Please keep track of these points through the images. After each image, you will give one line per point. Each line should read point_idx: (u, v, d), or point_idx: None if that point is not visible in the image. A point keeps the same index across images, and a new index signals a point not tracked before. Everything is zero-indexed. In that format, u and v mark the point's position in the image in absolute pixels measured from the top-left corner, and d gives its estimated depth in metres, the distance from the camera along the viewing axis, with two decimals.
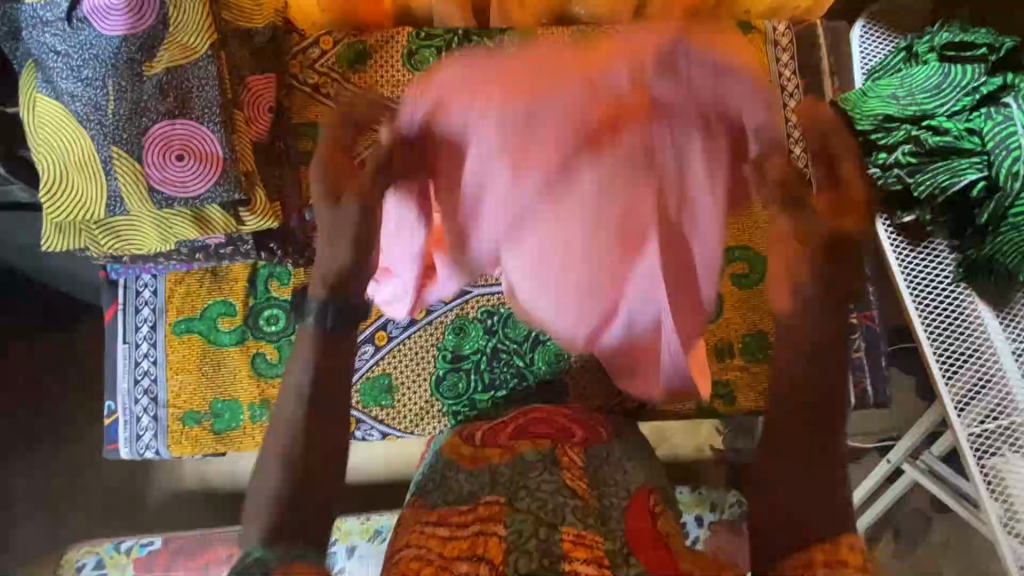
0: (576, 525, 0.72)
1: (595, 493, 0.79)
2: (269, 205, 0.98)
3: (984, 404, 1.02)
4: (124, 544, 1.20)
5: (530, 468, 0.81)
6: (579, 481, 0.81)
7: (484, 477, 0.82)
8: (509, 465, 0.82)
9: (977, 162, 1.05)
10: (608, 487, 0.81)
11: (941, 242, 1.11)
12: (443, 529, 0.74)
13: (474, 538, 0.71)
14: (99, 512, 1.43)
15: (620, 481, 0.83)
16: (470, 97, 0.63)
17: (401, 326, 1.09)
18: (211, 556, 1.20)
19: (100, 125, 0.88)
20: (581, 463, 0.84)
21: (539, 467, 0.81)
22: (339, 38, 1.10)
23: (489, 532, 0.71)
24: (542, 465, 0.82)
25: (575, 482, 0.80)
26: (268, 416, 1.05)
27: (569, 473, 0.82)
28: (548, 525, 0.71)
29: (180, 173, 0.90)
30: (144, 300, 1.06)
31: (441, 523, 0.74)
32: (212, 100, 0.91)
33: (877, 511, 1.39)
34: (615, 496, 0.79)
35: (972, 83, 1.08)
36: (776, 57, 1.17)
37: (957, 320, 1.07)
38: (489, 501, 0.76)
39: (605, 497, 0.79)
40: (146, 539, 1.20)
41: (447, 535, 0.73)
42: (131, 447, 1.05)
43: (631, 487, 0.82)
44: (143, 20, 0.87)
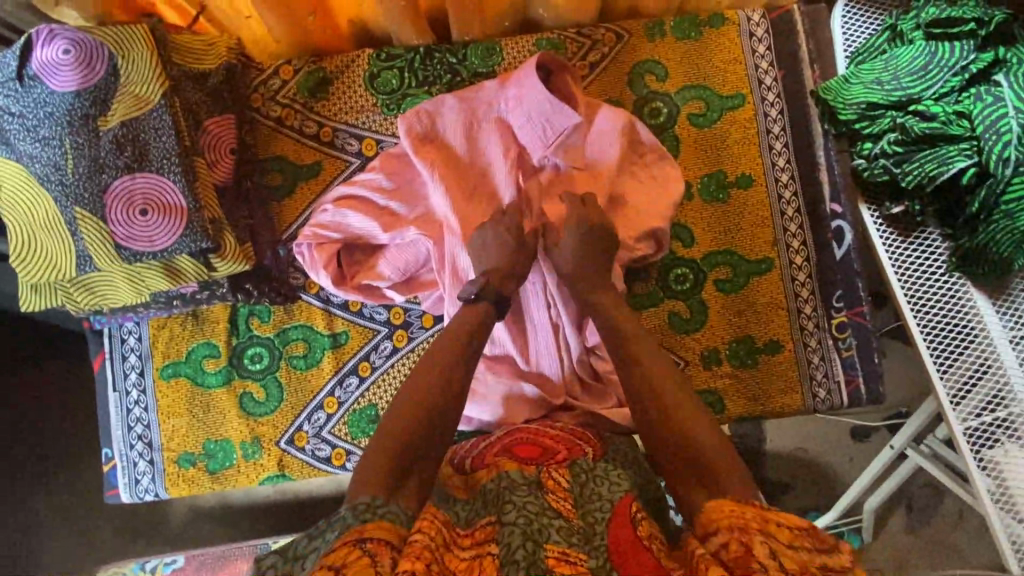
0: (561, 543, 0.71)
1: (578, 513, 0.78)
2: (239, 248, 0.97)
3: (982, 397, 1.00)
4: (149, 563, 1.26)
5: (515, 487, 0.79)
6: (563, 502, 0.79)
7: (476, 507, 0.82)
8: (495, 484, 0.82)
9: (966, 149, 1.00)
10: (592, 502, 0.79)
11: (933, 230, 1.06)
12: (443, 537, 0.73)
13: (472, 561, 0.71)
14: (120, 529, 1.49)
15: (605, 494, 0.80)
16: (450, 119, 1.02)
17: (384, 355, 1.08)
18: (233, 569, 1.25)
19: (62, 185, 0.87)
20: (567, 485, 0.82)
21: (524, 487, 0.80)
22: (299, 66, 1.08)
23: (485, 554, 0.72)
24: (527, 488, 0.79)
25: (559, 504, 0.79)
26: (259, 453, 1.07)
27: (553, 494, 0.80)
28: (535, 541, 0.71)
29: (146, 229, 0.89)
30: (130, 348, 1.07)
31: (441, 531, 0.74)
32: (170, 151, 0.90)
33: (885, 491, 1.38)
34: (598, 512, 0.77)
35: (960, 62, 1.01)
36: (752, 48, 1.13)
37: (951, 311, 1.04)
38: (481, 525, 0.76)
39: (589, 514, 0.77)
40: (169, 559, 1.26)
41: (446, 547, 0.73)
42: (130, 492, 1.07)
43: (614, 495, 0.80)
44: (93, 72, 0.87)
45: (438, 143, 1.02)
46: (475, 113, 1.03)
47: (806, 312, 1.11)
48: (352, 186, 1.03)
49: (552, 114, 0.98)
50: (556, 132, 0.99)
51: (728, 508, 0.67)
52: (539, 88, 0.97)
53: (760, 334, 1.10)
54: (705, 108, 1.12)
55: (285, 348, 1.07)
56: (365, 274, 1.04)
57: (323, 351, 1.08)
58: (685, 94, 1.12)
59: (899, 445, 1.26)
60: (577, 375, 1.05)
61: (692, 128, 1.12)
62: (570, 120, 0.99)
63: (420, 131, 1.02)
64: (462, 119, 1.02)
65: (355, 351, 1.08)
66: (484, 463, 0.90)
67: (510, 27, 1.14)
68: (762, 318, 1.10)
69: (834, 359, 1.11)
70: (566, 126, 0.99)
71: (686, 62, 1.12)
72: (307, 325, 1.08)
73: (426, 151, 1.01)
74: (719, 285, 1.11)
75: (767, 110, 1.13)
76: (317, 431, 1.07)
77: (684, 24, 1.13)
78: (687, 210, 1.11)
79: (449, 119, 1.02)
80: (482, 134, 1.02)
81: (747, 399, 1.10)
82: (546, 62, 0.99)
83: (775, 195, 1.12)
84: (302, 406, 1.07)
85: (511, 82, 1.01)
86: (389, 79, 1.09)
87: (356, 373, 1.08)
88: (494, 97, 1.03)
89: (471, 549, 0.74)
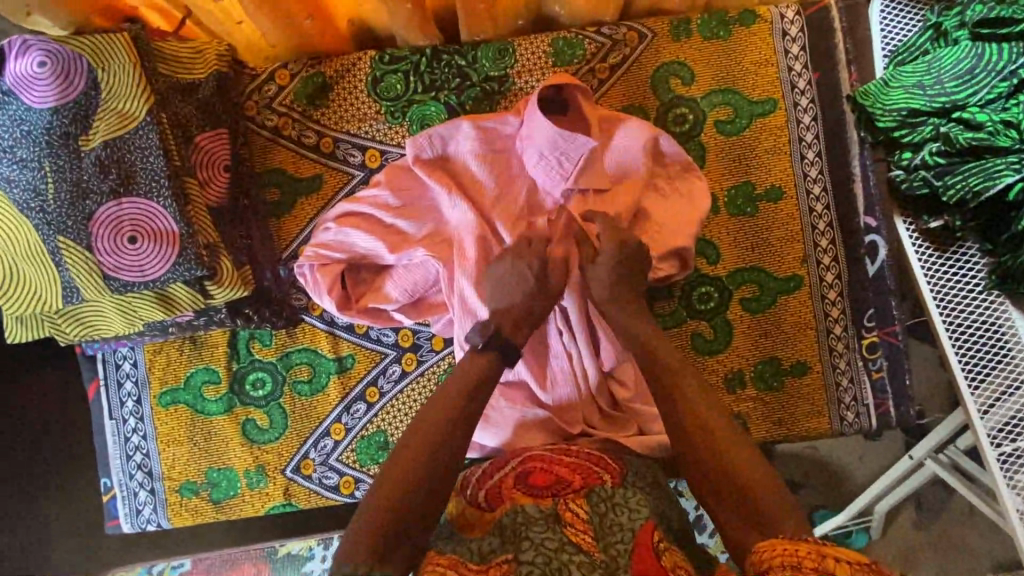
0: None
1: (600, 545, 0.72)
2: (237, 273, 0.91)
3: (1015, 419, 0.91)
4: (156, 568, 1.23)
5: (531, 520, 0.74)
6: (583, 534, 0.73)
7: (493, 540, 0.74)
8: (510, 516, 0.75)
9: (1014, 162, 0.91)
10: (613, 533, 0.73)
11: (972, 246, 0.98)
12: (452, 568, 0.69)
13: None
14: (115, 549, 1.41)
15: (625, 523, 0.74)
16: (460, 136, 0.96)
17: (391, 380, 1.02)
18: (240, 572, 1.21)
19: (43, 212, 0.81)
20: (586, 516, 0.74)
21: (541, 520, 0.74)
22: (296, 70, 0.99)
23: None
24: (543, 520, 0.74)
25: (580, 537, 0.72)
26: (264, 482, 1.03)
27: (572, 527, 0.73)
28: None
29: (135, 257, 0.83)
30: (126, 374, 1.02)
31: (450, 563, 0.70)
32: (159, 172, 0.83)
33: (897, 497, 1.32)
34: (621, 544, 0.72)
35: (1010, 66, 0.93)
36: (784, 48, 1.05)
37: (987, 331, 0.95)
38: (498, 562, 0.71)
39: (611, 546, 0.72)
40: (176, 563, 1.22)
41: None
42: (132, 522, 1.04)
43: (636, 523, 0.74)
44: (72, 85, 0.80)
45: (449, 169, 0.97)
46: (488, 137, 0.96)
47: (835, 332, 1.06)
48: (356, 203, 0.96)
49: (564, 145, 0.92)
50: (571, 161, 0.93)
51: (780, 546, 0.64)
52: (545, 122, 0.91)
53: (787, 355, 1.05)
54: (733, 114, 1.04)
55: (288, 373, 1.02)
56: (371, 297, 0.98)
57: (329, 376, 1.02)
58: (712, 99, 1.04)
59: (919, 455, 1.18)
60: (596, 399, 0.99)
61: (719, 135, 1.04)
62: (584, 147, 0.92)
63: (429, 157, 0.96)
64: (475, 143, 0.95)
65: (362, 375, 1.02)
66: (499, 496, 0.81)
67: (523, 24, 1.06)
68: (789, 339, 1.05)
69: (863, 380, 1.06)
70: (580, 154, 0.93)
71: (713, 64, 1.04)
72: (310, 348, 1.02)
73: (435, 178, 0.95)
74: (745, 303, 1.05)
75: (799, 116, 1.05)
76: (324, 459, 1.03)
77: (711, 22, 1.04)
78: (712, 225, 1.05)
79: (460, 145, 0.96)
80: (496, 161, 0.96)
81: (772, 422, 1.06)
82: (557, 86, 0.94)
83: (806, 208, 1.05)
84: (308, 433, 1.03)
85: (523, 113, 0.95)
86: (393, 84, 1.01)
87: (363, 399, 1.02)
88: (506, 121, 0.96)
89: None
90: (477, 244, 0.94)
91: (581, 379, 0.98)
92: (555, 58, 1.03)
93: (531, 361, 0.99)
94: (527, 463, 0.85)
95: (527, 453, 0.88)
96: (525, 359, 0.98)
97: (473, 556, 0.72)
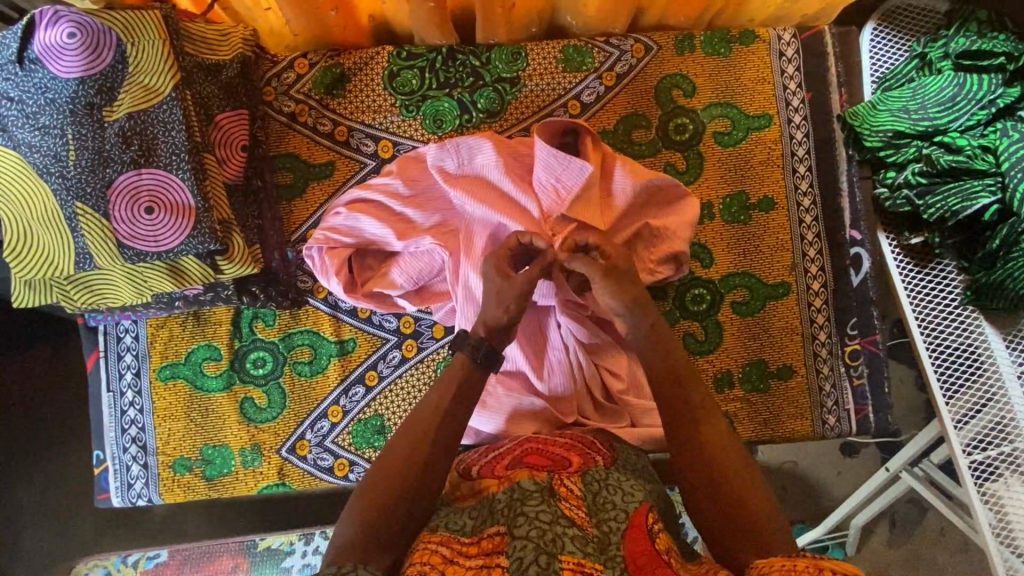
0: (577, 553, 0.68)
1: (593, 521, 0.74)
2: (248, 251, 0.94)
3: (984, 425, 0.96)
4: (132, 556, 1.19)
5: (527, 495, 0.74)
6: (577, 510, 0.75)
7: (484, 513, 0.77)
8: (506, 492, 0.77)
9: (991, 184, 0.98)
10: (606, 511, 0.76)
11: (949, 263, 1.04)
12: (446, 549, 0.71)
13: (479, 571, 0.68)
14: (86, 534, 1.37)
15: (618, 503, 0.77)
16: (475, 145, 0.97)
17: (391, 365, 1.04)
18: (218, 565, 1.19)
19: (63, 177, 0.83)
20: (580, 493, 0.77)
21: (536, 494, 0.74)
22: (315, 60, 1.03)
23: (493, 566, 0.69)
24: (538, 494, 0.74)
25: (573, 512, 0.74)
26: (259, 461, 1.04)
27: (566, 502, 0.75)
28: (549, 553, 0.67)
29: (150, 227, 0.86)
30: (126, 346, 1.04)
31: (445, 544, 0.72)
32: (180, 146, 0.86)
33: (872, 511, 1.35)
34: (614, 521, 0.74)
35: (989, 96, 1.00)
36: (781, 67, 1.11)
37: (962, 344, 1.00)
38: (490, 533, 0.73)
39: (604, 522, 0.74)
40: (153, 552, 1.19)
41: (451, 557, 0.70)
42: (122, 496, 1.05)
43: (630, 505, 0.77)
44: (100, 58, 0.83)
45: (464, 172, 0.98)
46: (509, 153, 0.98)
47: (820, 339, 1.10)
48: (367, 190, 0.98)
49: (561, 170, 0.94)
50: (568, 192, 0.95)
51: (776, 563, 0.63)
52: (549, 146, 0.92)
53: (773, 358, 1.10)
54: (731, 127, 1.10)
55: (289, 354, 1.03)
56: (377, 281, 1.01)
57: (329, 358, 1.04)
58: (711, 111, 1.10)
59: (896, 467, 1.20)
60: (589, 391, 1.02)
61: (717, 146, 1.10)
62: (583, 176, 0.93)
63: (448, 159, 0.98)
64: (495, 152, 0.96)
65: (363, 359, 1.04)
66: (494, 472, 0.84)
67: (537, 30, 1.11)
68: (776, 343, 1.10)
69: (845, 386, 1.11)
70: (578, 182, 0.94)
71: (713, 79, 1.10)
72: (313, 331, 1.04)
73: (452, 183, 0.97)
74: (736, 306, 1.10)
75: (792, 132, 1.11)
76: (320, 440, 1.04)
77: (713, 39, 1.10)
78: (707, 231, 1.10)
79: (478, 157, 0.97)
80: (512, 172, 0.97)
81: (757, 422, 1.10)
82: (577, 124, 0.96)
83: (796, 219, 1.11)
84: (305, 414, 1.04)
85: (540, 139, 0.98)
86: (409, 78, 1.04)
87: (361, 383, 1.04)
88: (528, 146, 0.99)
89: (478, 559, 0.70)
90: (485, 241, 0.97)
91: (568, 369, 1.02)
92: (565, 65, 1.08)
93: (524, 345, 1.02)
94: (526, 447, 0.89)
95: (523, 438, 0.92)
96: (517, 343, 1.01)
97: (465, 531, 0.75)
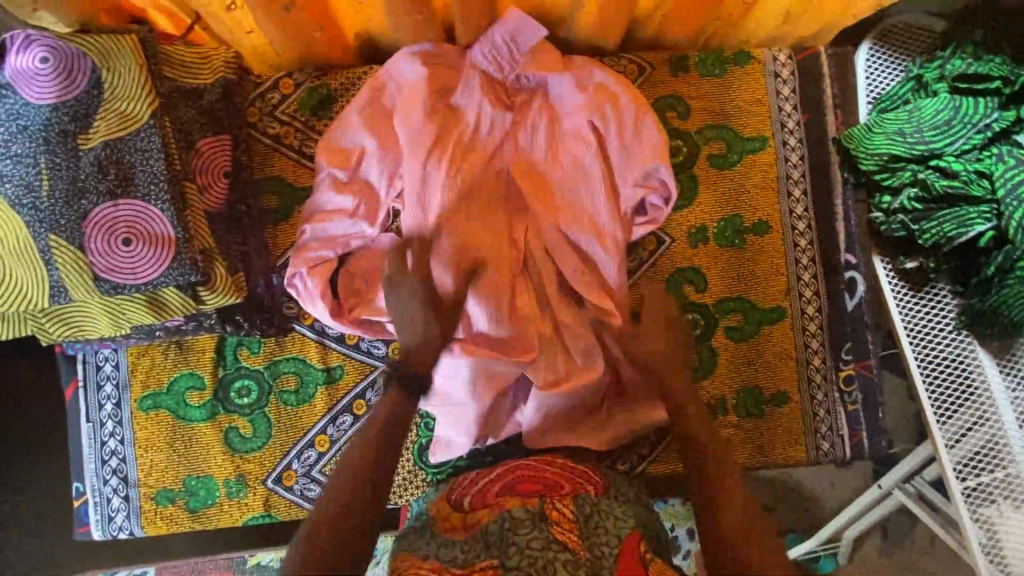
0: None
1: (585, 544, 0.75)
2: (231, 280, 0.91)
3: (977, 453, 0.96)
4: None
5: (517, 524, 0.74)
6: (569, 533, 0.75)
7: (476, 545, 0.76)
8: (497, 522, 0.76)
9: (987, 211, 0.98)
10: (598, 535, 0.77)
11: (944, 286, 1.02)
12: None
13: None
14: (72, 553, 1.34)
15: (611, 528, 0.78)
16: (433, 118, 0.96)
17: (379, 392, 1.03)
18: None
19: (35, 209, 0.80)
20: (572, 516, 0.77)
21: (528, 521, 0.74)
22: (301, 81, 1.00)
23: None
24: (529, 521, 0.75)
25: (564, 536, 0.74)
26: (244, 491, 1.02)
27: (558, 526, 0.75)
28: None
29: (128, 259, 0.83)
30: (106, 376, 1.01)
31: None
32: (158, 175, 0.83)
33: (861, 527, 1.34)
34: (606, 546, 0.75)
35: (985, 120, 0.99)
36: (776, 89, 1.09)
37: (955, 369, 0.99)
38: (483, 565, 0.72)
39: (596, 546, 0.75)
40: None
41: None
42: (103, 529, 1.02)
43: (621, 530, 0.78)
44: (73, 84, 0.80)
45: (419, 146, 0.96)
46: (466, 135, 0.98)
47: (814, 363, 1.09)
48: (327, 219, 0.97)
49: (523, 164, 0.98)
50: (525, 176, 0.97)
51: None
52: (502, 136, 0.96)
53: (769, 384, 1.09)
54: (726, 149, 1.08)
55: (275, 383, 1.01)
56: (363, 308, 0.98)
57: (316, 387, 1.01)
58: (706, 133, 1.08)
59: (888, 485, 1.19)
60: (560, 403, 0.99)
61: (711, 168, 1.08)
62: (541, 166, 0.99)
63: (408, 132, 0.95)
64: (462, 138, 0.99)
65: (349, 388, 1.02)
66: (486, 502, 0.82)
67: None
68: (770, 369, 1.09)
69: (839, 412, 1.10)
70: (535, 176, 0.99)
71: (708, 100, 1.08)
72: (299, 357, 1.01)
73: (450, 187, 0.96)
74: (731, 332, 1.08)
75: (788, 154, 1.10)
76: (307, 471, 1.02)
77: (708, 60, 1.09)
78: (701, 255, 1.08)
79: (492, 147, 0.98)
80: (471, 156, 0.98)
81: (752, 448, 1.09)
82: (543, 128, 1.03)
83: (791, 242, 1.09)
84: (292, 444, 1.01)
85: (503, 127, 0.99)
86: None
87: (349, 411, 1.02)
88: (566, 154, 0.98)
89: None
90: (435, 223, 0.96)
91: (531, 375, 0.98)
92: None
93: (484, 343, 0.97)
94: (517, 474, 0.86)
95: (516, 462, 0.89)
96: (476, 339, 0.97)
97: (458, 562, 0.74)
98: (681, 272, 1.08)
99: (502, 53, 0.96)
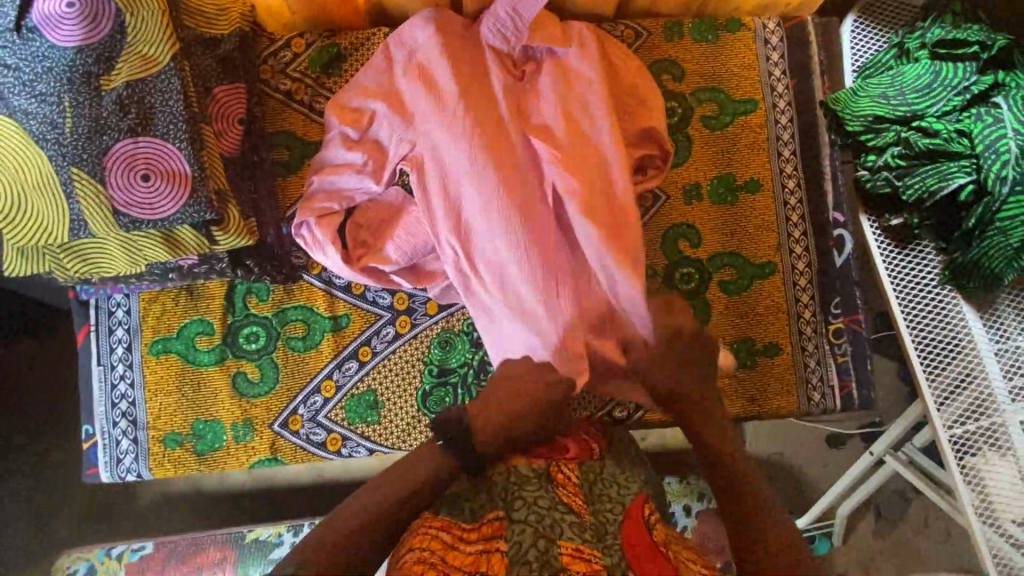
0: (575, 539, 0.73)
1: (590, 509, 0.79)
2: (243, 223, 0.95)
3: (962, 402, 0.99)
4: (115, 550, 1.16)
5: (525, 482, 0.79)
6: (575, 498, 0.79)
7: (483, 496, 0.82)
8: (504, 476, 0.81)
9: (966, 165, 1.01)
10: (603, 502, 0.81)
11: (928, 244, 1.07)
12: (447, 535, 0.76)
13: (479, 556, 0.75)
14: (78, 513, 1.35)
15: (614, 495, 0.81)
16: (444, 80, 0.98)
17: (384, 341, 1.05)
18: (203, 558, 1.15)
19: (59, 144, 0.84)
20: (577, 481, 0.82)
21: (535, 481, 0.79)
22: (312, 40, 1.04)
23: (493, 551, 0.75)
24: (536, 481, 0.79)
25: (571, 500, 0.78)
26: (251, 435, 1.04)
27: (563, 489, 0.80)
28: (547, 538, 0.72)
29: (147, 195, 0.86)
30: (118, 320, 1.04)
31: (446, 528, 0.77)
32: (177, 116, 0.87)
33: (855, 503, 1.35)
34: (610, 512, 0.79)
35: (963, 83, 1.03)
36: (766, 55, 1.15)
37: (940, 321, 1.04)
38: (490, 519, 0.78)
39: (601, 512, 0.79)
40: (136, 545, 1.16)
41: (452, 543, 0.76)
42: (112, 471, 1.04)
43: (625, 498, 0.81)
44: (98, 28, 0.83)
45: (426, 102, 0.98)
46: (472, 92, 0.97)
47: (805, 316, 1.13)
48: (337, 172, 1.00)
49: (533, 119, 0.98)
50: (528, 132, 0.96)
51: None
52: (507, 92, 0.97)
53: (761, 336, 1.12)
54: (718, 110, 1.13)
55: (282, 329, 1.04)
56: (370, 257, 1.01)
57: (323, 333, 1.04)
58: (700, 95, 1.13)
59: (879, 451, 1.22)
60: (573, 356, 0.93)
61: (704, 129, 1.13)
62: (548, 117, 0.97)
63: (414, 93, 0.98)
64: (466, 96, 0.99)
65: (355, 336, 1.05)
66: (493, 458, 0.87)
67: None
68: (762, 321, 1.12)
69: (828, 363, 1.13)
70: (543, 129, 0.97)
71: (701, 63, 1.14)
72: (306, 306, 1.04)
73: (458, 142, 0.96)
74: (724, 286, 1.12)
75: (777, 116, 1.15)
76: (313, 415, 1.04)
77: (701, 26, 1.14)
78: (694, 211, 1.12)
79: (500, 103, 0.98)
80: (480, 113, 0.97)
81: (745, 399, 1.12)
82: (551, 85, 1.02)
83: (781, 200, 1.14)
84: (299, 389, 1.04)
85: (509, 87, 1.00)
86: None
87: (355, 357, 1.05)
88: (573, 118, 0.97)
89: (478, 543, 0.76)
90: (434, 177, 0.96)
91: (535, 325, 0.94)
92: None
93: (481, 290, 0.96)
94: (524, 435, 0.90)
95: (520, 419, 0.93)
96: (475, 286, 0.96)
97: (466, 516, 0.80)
98: (676, 228, 1.12)
99: (508, 25, 0.98)
